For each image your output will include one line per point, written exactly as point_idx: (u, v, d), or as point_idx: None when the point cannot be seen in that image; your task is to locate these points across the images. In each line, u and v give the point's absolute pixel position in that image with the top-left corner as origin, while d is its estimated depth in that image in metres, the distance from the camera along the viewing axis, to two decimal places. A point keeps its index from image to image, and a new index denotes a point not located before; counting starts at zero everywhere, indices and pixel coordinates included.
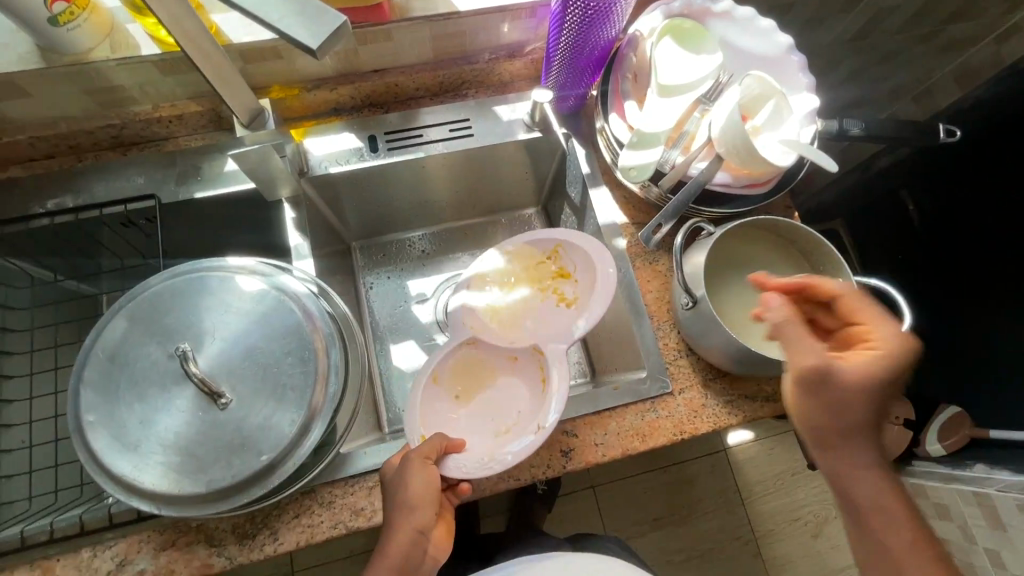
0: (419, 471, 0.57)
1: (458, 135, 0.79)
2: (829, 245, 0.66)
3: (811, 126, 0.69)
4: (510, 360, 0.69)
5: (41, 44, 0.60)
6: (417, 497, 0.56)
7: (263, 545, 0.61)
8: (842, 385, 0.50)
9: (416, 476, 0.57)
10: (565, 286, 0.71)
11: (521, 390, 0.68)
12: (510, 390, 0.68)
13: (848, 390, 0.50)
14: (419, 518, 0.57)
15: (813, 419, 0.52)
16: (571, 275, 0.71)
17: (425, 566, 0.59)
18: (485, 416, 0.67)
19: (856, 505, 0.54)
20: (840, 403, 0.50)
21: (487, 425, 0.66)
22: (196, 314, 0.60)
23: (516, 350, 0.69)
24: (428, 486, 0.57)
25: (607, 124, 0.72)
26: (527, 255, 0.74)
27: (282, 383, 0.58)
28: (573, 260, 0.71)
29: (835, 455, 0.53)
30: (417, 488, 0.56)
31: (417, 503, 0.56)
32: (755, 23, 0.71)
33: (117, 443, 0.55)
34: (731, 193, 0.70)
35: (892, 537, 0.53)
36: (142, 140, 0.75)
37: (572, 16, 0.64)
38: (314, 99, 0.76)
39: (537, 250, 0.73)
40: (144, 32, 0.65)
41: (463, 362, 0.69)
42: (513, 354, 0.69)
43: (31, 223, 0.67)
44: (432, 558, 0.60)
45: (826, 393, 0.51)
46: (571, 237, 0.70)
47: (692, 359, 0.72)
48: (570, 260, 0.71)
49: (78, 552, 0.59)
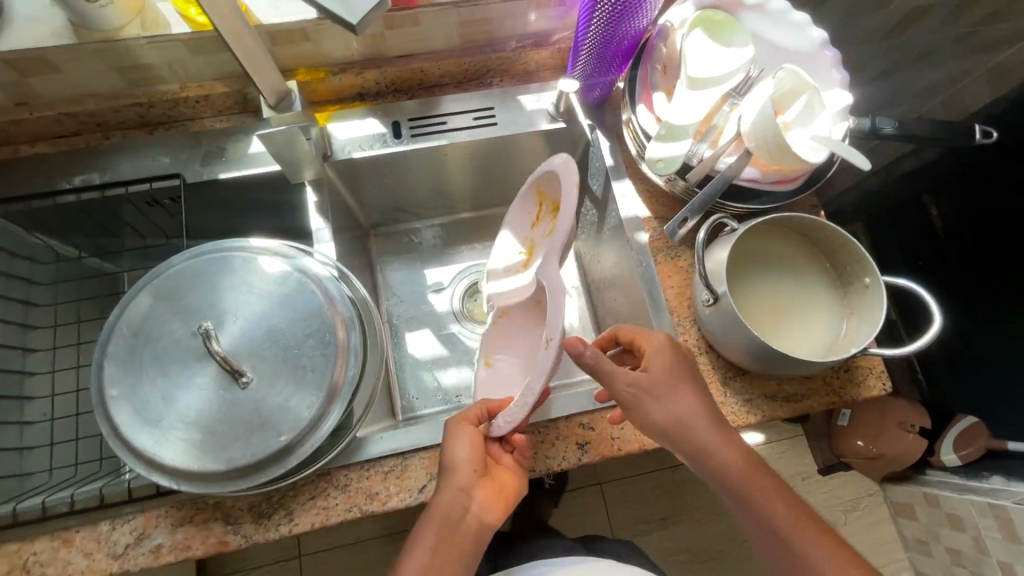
0: (464, 435, 0.60)
1: (481, 123, 0.79)
2: (854, 242, 0.65)
3: (842, 123, 0.68)
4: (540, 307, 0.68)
5: (74, 20, 0.61)
6: (461, 460, 0.59)
7: (279, 525, 0.61)
8: (653, 389, 0.59)
9: (459, 440, 0.60)
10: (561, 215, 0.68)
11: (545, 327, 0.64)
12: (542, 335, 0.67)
13: (657, 395, 0.59)
14: (464, 482, 0.58)
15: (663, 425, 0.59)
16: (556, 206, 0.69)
17: (474, 529, 0.59)
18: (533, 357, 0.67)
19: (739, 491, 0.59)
20: (656, 410, 0.59)
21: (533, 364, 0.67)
22: (218, 293, 0.60)
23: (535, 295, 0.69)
24: (472, 450, 0.60)
25: (634, 116, 0.71)
26: (533, 210, 0.74)
27: (302, 364, 0.58)
28: (551, 186, 0.69)
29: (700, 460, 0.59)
30: (460, 452, 0.60)
31: (458, 469, 0.59)
32: (788, 16, 0.70)
33: (139, 418, 0.55)
34: (759, 188, 0.69)
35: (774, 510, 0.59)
36: (169, 119, 0.75)
37: (603, 5, 0.63)
38: (338, 83, 0.76)
39: (534, 200, 0.73)
40: (174, 10, 0.65)
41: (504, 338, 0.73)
42: (538, 300, 0.68)
43: (57, 199, 0.67)
44: (481, 521, 0.59)
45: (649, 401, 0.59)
46: (537, 169, 0.70)
47: (712, 356, 0.71)
48: (552, 190, 0.70)
49: (97, 524, 0.60)
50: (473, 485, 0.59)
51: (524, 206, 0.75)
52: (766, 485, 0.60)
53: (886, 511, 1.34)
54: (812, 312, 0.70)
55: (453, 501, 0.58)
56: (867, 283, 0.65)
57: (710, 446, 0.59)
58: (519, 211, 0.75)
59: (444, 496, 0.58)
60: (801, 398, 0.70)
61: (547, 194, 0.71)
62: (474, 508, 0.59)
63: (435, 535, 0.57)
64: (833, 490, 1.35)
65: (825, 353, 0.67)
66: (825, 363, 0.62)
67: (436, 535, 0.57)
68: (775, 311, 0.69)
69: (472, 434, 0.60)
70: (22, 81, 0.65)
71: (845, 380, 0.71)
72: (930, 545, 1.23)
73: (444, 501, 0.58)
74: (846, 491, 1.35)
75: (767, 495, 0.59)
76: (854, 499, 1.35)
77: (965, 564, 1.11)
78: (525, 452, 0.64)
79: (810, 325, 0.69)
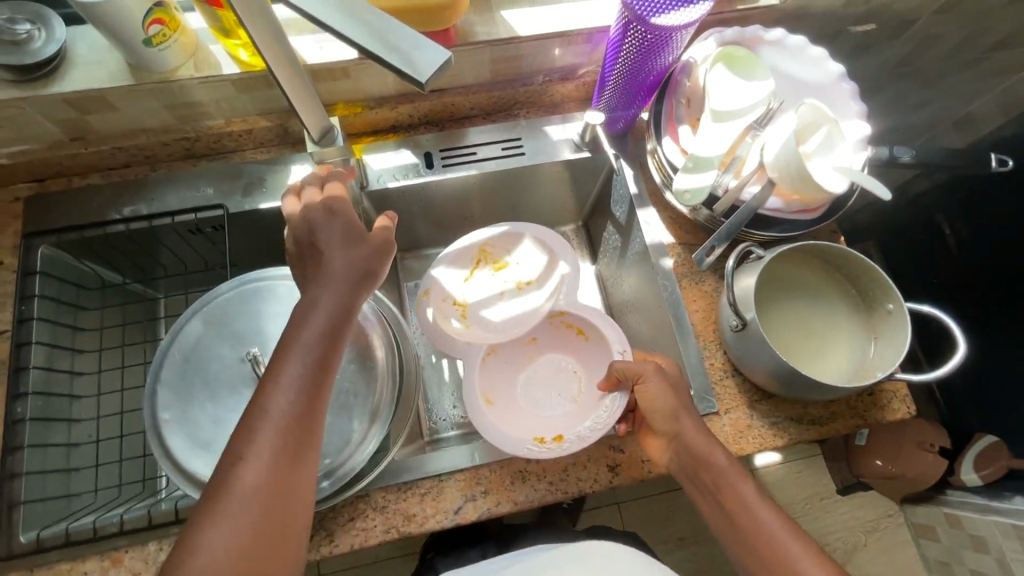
0: (334, 231, 0.56)
1: (509, 153, 0.82)
2: (879, 270, 0.67)
3: (863, 153, 0.70)
4: (531, 343, 0.81)
5: (134, 62, 0.64)
6: (345, 263, 0.55)
7: (320, 546, 0.63)
8: (656, 386, 0.65)
9: (337, 242, 0.56)
10: (511, 272, 0.81)
11: (568, 357, 0.81)
12: (546, 365, 0.81)
13: (661, 387, 0.65)
14: (350, 286, 0.55)
15: (659, 411, 0.64)
16: (510, 261, 0.81)
17: (351, 297, 0.55)
18: (549, 394, 0.79)
19: (723, 498, 0.61)
20: (673, 401, 0.64)
21: (555, 400, 0.78)
22: (265, 319, 0.64)
23: (536, 332, 0.81)
24: (355, 251, 0.56)
25: (659, 147, 0.74)
26: (467, 262, 0.80)
27: (350, 390, 0.63)
28: (500, 244, 0.80)
29: (699, 464, 0.62)
30: (342, 254, 0.56)
31: (345, 229, 0.57)
32: (806, 51, 0.73)
33: (193, 443, 0.58)
34: (781, 217, 0.72)
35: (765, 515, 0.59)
36: (213, 152, 0.78)
37: (630, 45, 0.66)
38: (374, 117, 0.79)
39: (471, 254, 0.80)
40: (224, 51, 0.68)
41: (491, 374, 0.78)
42: (530, 337, 0.81)
43: (107, 229, 0.72)
44: (352, 290, 0.55)
45: (654, 389, 0.65)
46: (492, 229, 0.79)
47: (738, 379, 0.73)
48: (499, 249, 0.81)
49: (146, 545, 0.62)
50: (357, 292, 0.56)
51: (458, 257, 0.79)
52: (749, 489, 0.60)
53: (907, 532, 1.32)
54: (836, 335, 0.72)
55: (338, 311, 0.54)
56: (891, 309, 0.67)
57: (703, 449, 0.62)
58: (453, 261, 0.79)
59: (323, 300, 0.54)
60: (827, 420, 0.71)
61: (489, 251, 0.81)
62: (340, 266, 0.55)
63: (323, 328, 0.53)
64: (853, 511, 1.34)
65: (849, 377, 0.69)
66: (851, 387, 0.63)
67: (319, 348, 0.52)
68: (799, 334, 0.71)
69: (351, 244, 0.56)
70: (80, 118, 0.69)
71: (870, 403, 0.73)
72: (952, 567, 1.22)
73: (325, 305, 0.54)
74: (867, 513, 1.34)
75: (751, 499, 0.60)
76: (874, 520, 1.33)
77: None
78: (576, 470, 0.68)
79: (834, 347, 0.71)
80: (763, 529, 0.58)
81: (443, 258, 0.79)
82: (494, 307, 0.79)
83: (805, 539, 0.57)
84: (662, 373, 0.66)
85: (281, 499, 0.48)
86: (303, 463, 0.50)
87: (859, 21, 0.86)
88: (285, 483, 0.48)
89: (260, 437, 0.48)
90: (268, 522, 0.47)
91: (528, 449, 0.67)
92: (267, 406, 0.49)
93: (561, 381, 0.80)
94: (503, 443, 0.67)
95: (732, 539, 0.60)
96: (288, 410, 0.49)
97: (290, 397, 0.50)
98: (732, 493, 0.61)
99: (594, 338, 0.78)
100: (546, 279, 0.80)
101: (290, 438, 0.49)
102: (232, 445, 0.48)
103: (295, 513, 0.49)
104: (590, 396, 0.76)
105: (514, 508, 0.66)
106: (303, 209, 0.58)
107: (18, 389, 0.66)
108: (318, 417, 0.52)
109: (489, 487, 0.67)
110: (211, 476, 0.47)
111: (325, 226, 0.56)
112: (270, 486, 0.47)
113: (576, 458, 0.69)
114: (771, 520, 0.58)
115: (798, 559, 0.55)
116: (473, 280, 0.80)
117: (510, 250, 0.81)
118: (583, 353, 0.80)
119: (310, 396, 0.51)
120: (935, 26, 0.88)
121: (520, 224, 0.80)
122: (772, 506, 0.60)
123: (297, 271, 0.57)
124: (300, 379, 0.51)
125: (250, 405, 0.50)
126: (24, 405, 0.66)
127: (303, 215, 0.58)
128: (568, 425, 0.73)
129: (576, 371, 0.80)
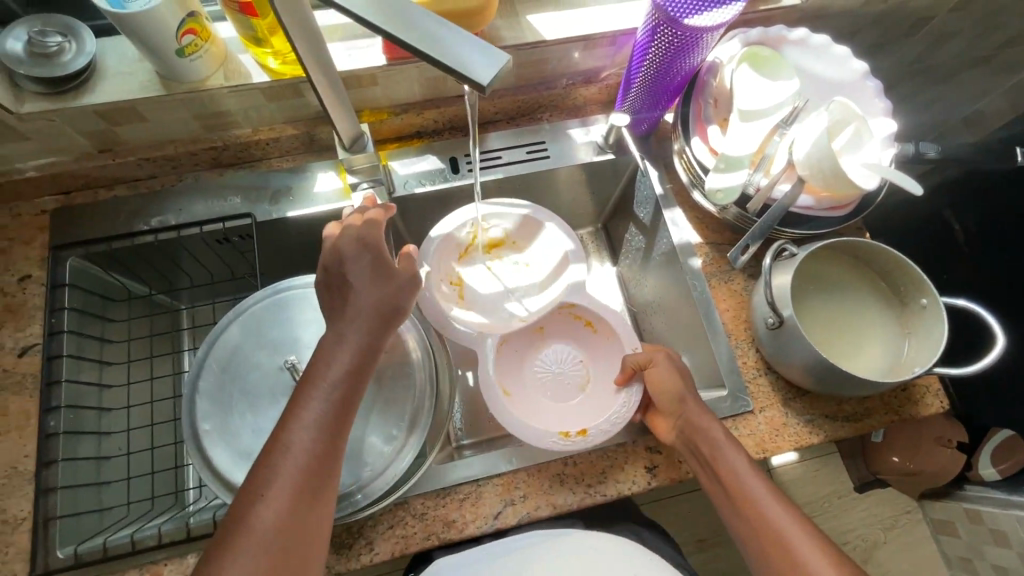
0: (364, 265, 0.56)
1: (533, 156, 0.82)
2: (911, 264, 0.67)
3: (889, 150, 0.71)
4: (539, 332, 0.81)
5: (165, 74, 0.65)
6: (372, 299, 0.55)
7: (359, 555, 0.62)
8: (659, 372, 0.67)
9: (367, 277, 0.55)
10: (507, 252, 0.81)
11: (576, 348, 0.81)
12: (552, 353, 0.81)
13: (673, 370, 0.67)
14: (376, 324, 0.54)
15: (665, 399, 0.65)
16: (508, 240, 0.81)
17: (375, 334, 0.55)
18: (558, 381, 0.79)
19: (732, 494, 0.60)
20: (684, 385, 0.66)
21: (565, 386, 0.79)
22: (297, 326, 0.64)
23: (543, 322, 0.81)
24: (383, 286, 0.56)
25: (687, 148, 0.74)
26: (462, 242, 0.78)
27: (391, 397, 0.63)
28: (501, 227, 0.79)
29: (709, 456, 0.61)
30: (370, 288, 0.55)
31: (375, 264, 0.56)
32: (829, 50, 0.74)
33: (233, 453, 0.58)
34: (813, 215, 0.72)
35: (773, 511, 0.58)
36: (240, 161, 0.78)
37: (658, 46, 0.66)
38: (400, 123, 0.80)
39: (467, 236, 0.78)
40: (254, 61, 0.69)
41: (504, 366, 0.77)
42: (538, 326, 0.81)
43: (137, 239, 0.72)
44: (376, 329, 0.55)
45: (658, 372, 0.67)
46: (489, 207, 0.77)
47: (771, 378, 0.73)
48: (496, 228, 0.79)
49: (184, 557, 0.61)
50: (384, 327, 0.55)
51: (450, 238, 0.76)
52: (758, 480, 0.60)
53: (927, 529, 1.31)
54: (868, 331, 0.72)
55: (363, 346, 0.54)
56: (926, 304, 0.68)
57: (712, 430, 0.62)
58: (448, 242, 0.76)
59: (350, 336, 0.54)
60: (862, 416, 0.71)
61: (485, 230, 0.79)
62: (368, 304, 0.54)
63: (349, 364, 0.53)
64: (872, 509, 1.32)
65: (886, 373, 0.69)
66: (888, 382, 0.63)
67: (344, 384, 0.52)
68: (832, 331, 0.72)
69: (380, 277, 0.56)
70: (108, 128, 0.69)
71: (904, 399, 0.73)
72: (975, 563, 1.21)
73: (351, 341, 0.54)
74: (885, 509, 1.32)
75: (756, 490, 0.59)
76: (892, 517, 1.32)
77: None
78: (612, 472, 0.68)
79: (866, 343, 0.71)
80: (766, 516, 0.57)
81: (433, 245, 0.74)
82: (491, 285, 0.79)
83: (814, 533, 0.56)
84: (673, 360, 0.69)
85: (299, 541, 0.48)
86: (322, 501, 0.50)
87: (876, 20, 0.87)
88: (303, 523, 0.48)
89: (282, 476, 0.48)
90: (285, 565, 0.47)
91: (554, 442, 0.66)
92: (289, 444, 0.49)
93: (567, 370, 0.80)
94: (530, 436, 0.67)
95: (745, 535, 0.59)
96: (310, 448, 0.49)
97: (312, 436, 0.50)
98: (738, 489, 0.59)
99: (604, 335, 0.78)
100: (546, 262, 0.80)
101: (310, 478, 0.49)
102: (252, 482, 0.48)
103: (312, 553, 0.49)
104: (600, 388, 0.76)
105: (553, 512, 0.66)
106: (335, 240, 0.57)
107: (50, 403, 0.65)
108: (339, 454, 0.52)
109: (528, 491, 0.66)
110: (229, 515, 0.47)
111: (354, 259, 0.55)
112: (290, 527, 0.47)
113: (614, 460, 0.68)
114: (782, 515, 0.57)
115: (804, 555, 0.54)
116: (466, 261, 0.79)
117: (512, 233, 0.81)
118: (591, 345, 0.80)
119: (332, 434, 0.51)
120: (950, 24, 0.89)
121: (543, 212, 0.78)
122: (781, 500, 0.59)
123: (324, 301, 0.57)
124: (323, 416, 0.51)
125: (272, 441, 0.50)
126: (57, 419, 0.65)
127: (334, 248, 0.56)
128: (589, 418, 0.72)
129: (580, 360, 0.80)
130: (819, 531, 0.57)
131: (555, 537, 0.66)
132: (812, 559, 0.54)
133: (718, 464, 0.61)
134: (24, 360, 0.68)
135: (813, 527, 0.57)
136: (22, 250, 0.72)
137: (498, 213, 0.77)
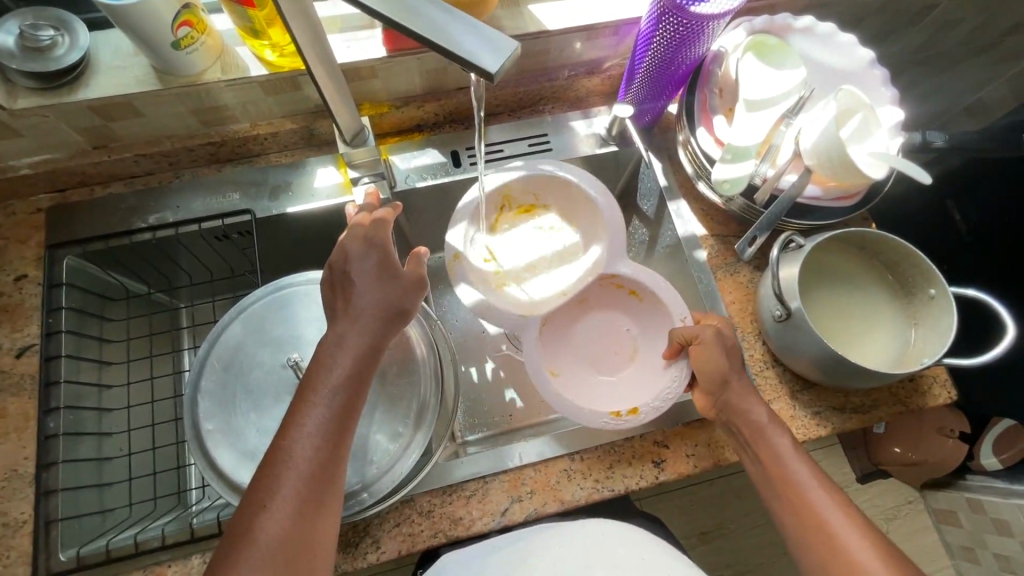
0: (369, 265, 0.55)
1: (537, 149, 0.81)
2: (920, 254, 0.67)
3: (897, 139, 0.70)
4: (580, 303, 0.78)
5: (160, 67, 0.63)
6: (374, 299, 0.54)
7: (366, 553, 0.62)
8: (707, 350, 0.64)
9: (373, 277, 0.55)
10: (539, 212, 0.78)
11: (620, 316, 0.78)
12: (599, 322, 0.78)
13: (718, 350, 0.64)
14: (380, 326, 0.54)
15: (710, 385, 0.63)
16: (535, 206, 0.78)
17: (379, 337, 0.54)
18: (601, 351, 0.77)
19: (783, 492, 0.58)
20: (727, 364, 0.63)
21: (613, 357, 0.76)
22: (301, 324, 0.63)
23: (585, 292, 0.78)
24: (388, 288, 0.55)
25: (693, 139, 0.74)
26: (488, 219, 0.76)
27: (397, 395, 0.63)
28: (520, 189, 0.76)
29: (756, 450, 0.61)
30: (374, 289, 0.54)
31: (387, 266, 0.55)
32: (835, 38, 0.74)
33: (238, 454, 0.57)
34: (820, 206, 0.72)
35: (827, 505, 0.56)
36: (238, 157, 0.77)
37: (663, 35, 0.65)
38: (400, 116, 0.79)
39: (492, 206, 0.76)
40: (251, 53, 0.67)
41: (551, 349, 0.75)
42: (581, 298, 0.78)
43: (135, 237, 0.71)
44: (379, 330, 0.54)
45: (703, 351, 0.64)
46: (507, 175, 0.75)
47: (779, 369, 0.72)
48: (522, 193, 0.77)
49: (189, 558, 0.60)
50: (386, 330, 0.54)
51: (478, 216, 0.74)
52: (817, 486, 0.58)
53: (927, 518, 1.30)
54: (878, 323, 0.71)
55: (362, 350, 0.53)
56: (933, 295, 0.67)
57: (758, 431, 0.61)
58: (473, 221, 0.74)
59: (350, 340, 0.52)
60: (870, 408, 0.71)
61: (511, 197, 0.77)
62: (370, 307, 0.53)
63: (351, 368, 0.52)
64: (874, 500, 1.31)
65: (893, 364, 0.69)
66: (895, 373, 0.63)
67: (347, 390, 0.52)
68: (843, 322, 0.71)
69: (386, 279, 0.55)
70: (104, 125, 0.68)
71: (911, 390, 0.72)
72: (976, 552, 1.20)
73: (352, 345, 0.52)
74: (887, 500, 1.31)
75: (808, 488, 0.58)
76: (894, 508, 1.30)
77: (1016, 570, 1.09)
78: (622, 468, 0.67)
79: (875, 334, 0.71)
80: (819, 514, 0.56)
81: (455, 220, 0.73)
82: (523, 262, 0.76)
83: (869, 530, 0.55)
84: (722, 336, 0.65)
85: (303, 552, 0.47)
86: (326, 510, 0.49)
87: (881, 8, 0.86)
88: (306, 533, 0.47)
89: (283, 486, 0.47)
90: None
91: (604, 423, 0.66)
92: (290, 453, 0.48)
93: (616, 338, 0.77)
94: (579, 418, 0.66)
95: (791, 535, 0.57)
96: (312, 456, 0.48)
97: (313, 444, 0.49)
98: (787, 484, 0.58)
99: (646, 301, 0.75)
100: (584, 224, 0.77)
101: (312, 489, 0.48)
102: (255, 492, 0.47)
103: (317, 562, 0.48)
104: (649, 363, 0.74)
105: (561, 507, 0.65)
106: (341, 240, 0.57)
107: (49, 404, 0.64)
108: (342, 460, 0.51)
109: (535, 488, 0.66)
110: (233, 526, 0.46)
111: (359, 259, 0.55)
112: (293, 537, 0.46)
113: (621, 454, 0.68)
114: (827, 505, 0.57)
115: (857, 552, 0.53)
116: (498, 231, 0.77)
117: (539, 194, 0.78)
118: (638, 314, 0.76)
119: (334, 442, 0.50)
120: (954, 12, 0.88)
121: (565, 169, 0.75)
122: (832, 490, 0.58)
123: (326, 302, 0.56)
124: (324, 423, 0.50)
125: (275, 448, 0.49)
126: (56, 420, 0.64)
127: (342, 248, 0.56)
128: (636, 393, 0.71)
129: (631, 330, 0.77)
130: (877, 531, 0.55)
131: (557, 527, 0.63)
132: (866, 558, 0.53)
133: (768, 460, 0.60)
134: (21, 361, 0.67)
135: (870, 528, 0.55)
136: (17, 249, 0.71)
137: (517, 178, 0.75)
